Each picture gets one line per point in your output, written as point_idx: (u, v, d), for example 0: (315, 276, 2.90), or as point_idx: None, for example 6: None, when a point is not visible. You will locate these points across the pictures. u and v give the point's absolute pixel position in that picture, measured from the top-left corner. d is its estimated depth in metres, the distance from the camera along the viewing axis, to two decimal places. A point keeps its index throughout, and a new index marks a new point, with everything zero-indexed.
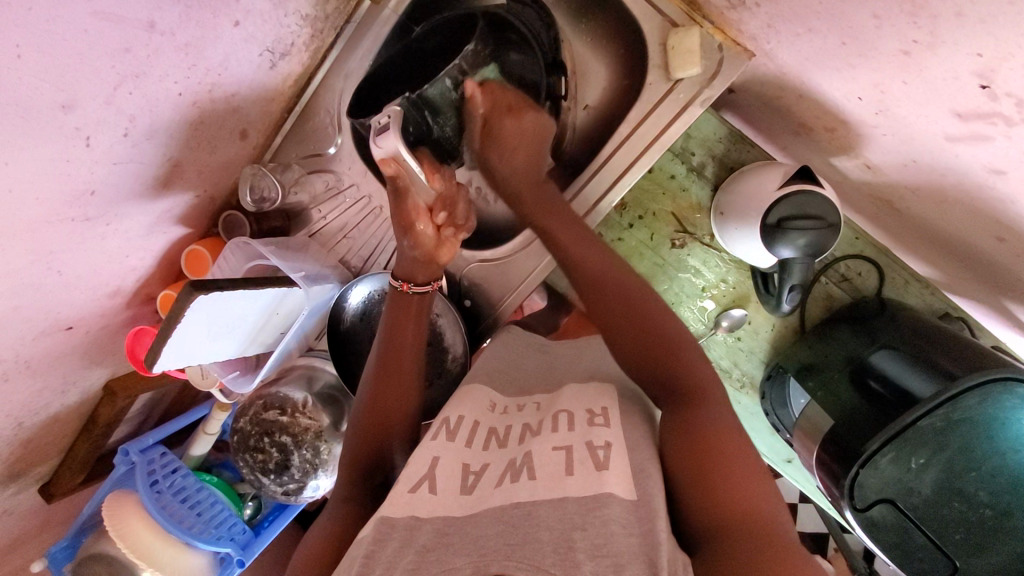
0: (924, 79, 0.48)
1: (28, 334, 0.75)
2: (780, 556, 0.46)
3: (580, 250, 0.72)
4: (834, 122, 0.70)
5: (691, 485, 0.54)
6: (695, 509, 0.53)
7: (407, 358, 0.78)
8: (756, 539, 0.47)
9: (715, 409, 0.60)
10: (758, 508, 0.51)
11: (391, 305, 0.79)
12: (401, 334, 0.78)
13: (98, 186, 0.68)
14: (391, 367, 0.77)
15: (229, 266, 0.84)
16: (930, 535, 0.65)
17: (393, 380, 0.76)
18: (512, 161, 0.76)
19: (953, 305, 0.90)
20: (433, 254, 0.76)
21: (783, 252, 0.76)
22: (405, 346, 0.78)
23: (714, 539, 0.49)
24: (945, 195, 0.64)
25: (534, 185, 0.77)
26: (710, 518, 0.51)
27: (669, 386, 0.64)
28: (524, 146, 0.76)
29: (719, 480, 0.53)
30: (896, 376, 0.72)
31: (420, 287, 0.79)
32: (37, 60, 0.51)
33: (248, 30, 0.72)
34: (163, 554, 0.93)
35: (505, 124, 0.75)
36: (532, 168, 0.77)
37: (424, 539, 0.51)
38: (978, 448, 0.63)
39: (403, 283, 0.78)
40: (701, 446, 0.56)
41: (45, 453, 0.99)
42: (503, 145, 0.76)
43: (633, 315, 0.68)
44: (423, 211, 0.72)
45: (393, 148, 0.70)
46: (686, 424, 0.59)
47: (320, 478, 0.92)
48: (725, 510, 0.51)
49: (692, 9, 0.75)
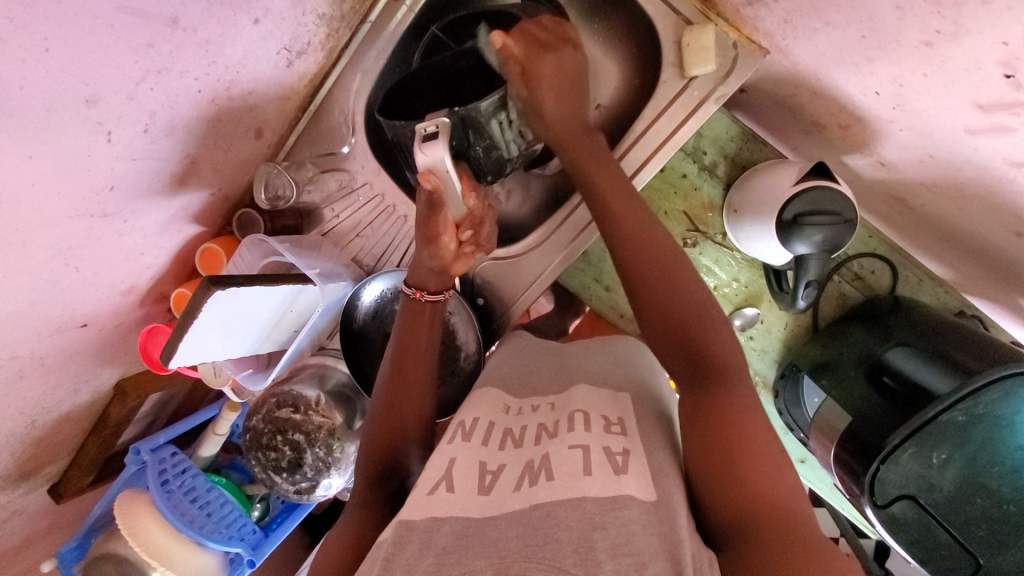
0: (946, 70, 0.49)
1: (42, 330, 0.75)
2: (808, 544, 0.46)
3: (615, 199, 0.73)
4: (847, 119, 0.71)
5: (710, 479, 0.54)
6: (717, 509, 0.52)
7: (423, 359, 0.78)
8: (781, 533, 0.47)
9: (736, 395, 0.60)
10: (783, 500, 0.50)
11: (404, 311, 0.80)
12: (415, 335, 0.79)
13: (117, 182, 0.68)
14: (407, 367, 0.77)
15: (244, 262, 0.84)
16: (951, 531, 0.65)
17: (409, 381, 0.77)
18: (557, 99, 0.75)
19: (967, 303, 0.90)
20: (450, 266, 0.77)
21: (798, 248, 0.76)
22: (420, 348, 0.79)
23: (739, 535, 0.49)
24: (962, 191, 0.64)
25: (581, 134, 0.76)
26: (735, 514, 0.51)
27: (701, 375, 0.63)
28: (570, 84, 0.75)
29: (743, 473, 0.52)
30: (913, 372, 0.71)
31: (434, 295, 0.80)
32: (64, 54, 0.51)
33: (267, 28, 0.73)
34: (175, 554, 0.93)
35: (547, 69, 0.74)
36: (575, 109, 0.76)
37: (443, 540, 0.51)
38: (1000, 444, 0.63)
39: (416, 291, 0.80)
40: (724, 439, 0.55)
41: (55, 452, 0.98)
42: (545, 89, 0.74)
43: (659, 314, 0.67)
44: (452, 228, 0.73)
45: (437, 159, 0.68)
46: (705, 409, 0.59)
47: (332, 477, 0.91)
48: (750, 504, 0.50)
49: (707, 8, 0.76)
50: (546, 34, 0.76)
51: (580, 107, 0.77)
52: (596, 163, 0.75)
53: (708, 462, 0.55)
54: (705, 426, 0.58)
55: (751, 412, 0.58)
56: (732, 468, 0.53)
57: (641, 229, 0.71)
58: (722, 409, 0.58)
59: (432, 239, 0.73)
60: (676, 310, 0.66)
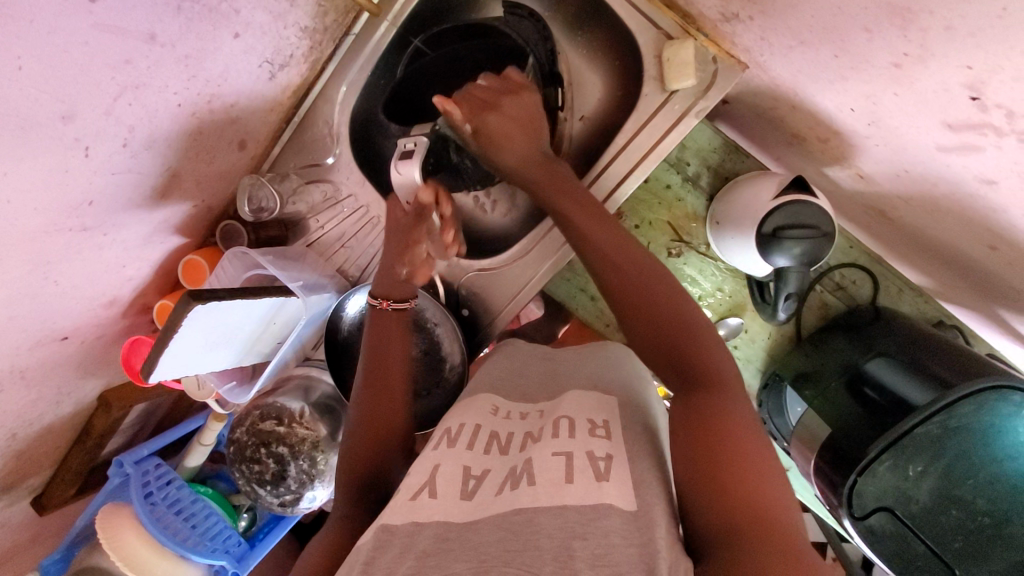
0: (915, 91, 0.49)
1: (23, 343, 0.74)
2: (795, 561, 0.44)
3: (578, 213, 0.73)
4: (826, 133, 0.71)
5: (699, 484, 0.53)
6: (700, 516, 0.51)
7: (395, 368, 0.78)
8: (762, 544, 0.46)
9: (725, 406, 0.59)
10: (771, 515, 0.49)
11: (371, 322, 0.80)
12: (385, 347, 0.79)
13: (97, 197, 0.68)
14: (380, 376, 0.77)
15: (226, 275, 0.84)
16: (928, 543, 0.65)
17: (383, 390, 0.76)
18: (514, 143, 0.76)
19: (947, 314, 0.90)
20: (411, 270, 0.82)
21: (779, 261, 0.76)
22: (389, 359, 0.78)
23: (721, 543, 0.48)
24: (937, 205, 0.65)
25: (545, 163, 0.76)
26: (714, 522, 0.50)
27: (691, 385, 0.62)
28: (518, 121, 0.76)
29: (731, 480, 0.51)
30: (891, 383, 0.72)
31: (398, 304, 0.80)
32: (37, 72, 0.51)
33: (248, 42, 0.73)
34: (157, 567, 0.92)
35: (489, 118, 0.75)
36: (530, 146, 0.76)
37: (424, 544, 0.51)
38: (975, 455, 0.64)
39: (383, 302, 0.80)
40: (712, 452, 0.54)
41: (37, 464, 0.97)
42: (500, 137, 0.76)
43: (649, 310, 0.67)
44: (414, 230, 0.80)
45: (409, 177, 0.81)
46: (692, 413, 0.59)
47: (317, 490, 0.91)
48: (736, 512, 0.49)
49: (687, 23, 0.77)
50: (484, 89, 0.77)
51: (536, 143, 0.77)
52: (565, 195, 0.74)
53: (690, 475, 0.54)
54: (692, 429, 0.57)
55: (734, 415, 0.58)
56: (716, 475, 0.52)
57: (615, 243, 0.71)
58: (715, 416, 0.57)
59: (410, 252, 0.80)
60: (669, 320, 0.65)
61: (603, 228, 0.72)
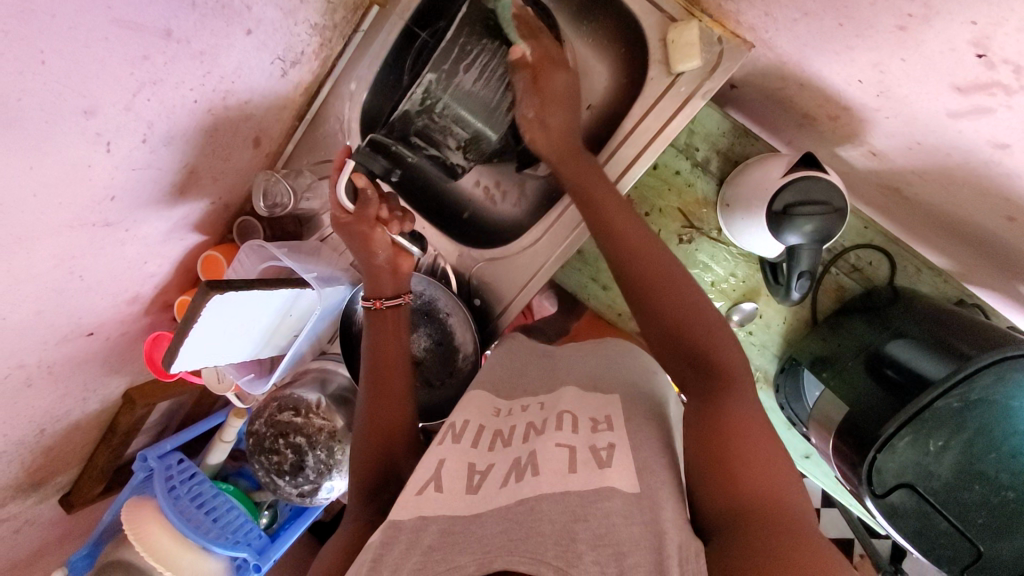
0: (921, 53, 0.49)
1: (50, 338, 0.77)
2: (809, 539, 0.45)
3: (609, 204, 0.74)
4: (835, 109, 0.71)
5: (705, 468, 0.54)
6: (712, 499, 0.52)
7: (397, 370, 0.79)
8: (774, 524, 0.46)
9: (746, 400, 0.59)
10: (785, 502, 0.49)
11: (369, 322, 0.81)
12: (384, 348, 0.79)
13: (118, 192, 0.70)
14: (382, 378, 0.78)
15: (243, 267, 0.86)
16: (952, 519, 0.65)
17: (383, 395, 0.77)
18: (561, 118, 0.78)
19: (968, 292, 0.88)
20: (376, 285, 0.81)
21: (790, 238, 0.76)
22: (390, 362, 0.79)
23: (731, 528, 0.48)
24: (953, 176, 0.63)
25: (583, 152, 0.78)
26: (725, 503, 0.50)
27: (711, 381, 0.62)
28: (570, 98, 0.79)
29: (739, 467, 0.52)
30: (910, 361, 0.71)
31: (392, 301, 0.81)
32: (60, 65, 0.53)
33: (260, 38, 0.75)
34: (182, 559, 0.94)
35: (551, 83, 0.78)
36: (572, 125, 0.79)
37: (429, 538, 0.51)
38: (998, 429, 0.63)
39: (375, 302, 0.81)
40: (725, 436, 0.55)
41: (66, 461, 1.00)
42: (548, 107, 0.78)
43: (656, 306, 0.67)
44: (361, 250, 0.80)
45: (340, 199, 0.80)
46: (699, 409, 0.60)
47: (334, 479, 0.92)
48: (747, 503, 0.49)
49: (691, 4, 0.76)
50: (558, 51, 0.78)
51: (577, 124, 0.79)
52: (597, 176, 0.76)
53: (710, 454, 0.54)
54: (708, 411, 0.59)
55: (755, 421, 0.57)
56: (718, 469, 0.53)
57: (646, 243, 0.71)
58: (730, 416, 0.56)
59: (365, 251, 0.80)
60: (681, 330, 0.65)
61: (635, 223, 0.73)
